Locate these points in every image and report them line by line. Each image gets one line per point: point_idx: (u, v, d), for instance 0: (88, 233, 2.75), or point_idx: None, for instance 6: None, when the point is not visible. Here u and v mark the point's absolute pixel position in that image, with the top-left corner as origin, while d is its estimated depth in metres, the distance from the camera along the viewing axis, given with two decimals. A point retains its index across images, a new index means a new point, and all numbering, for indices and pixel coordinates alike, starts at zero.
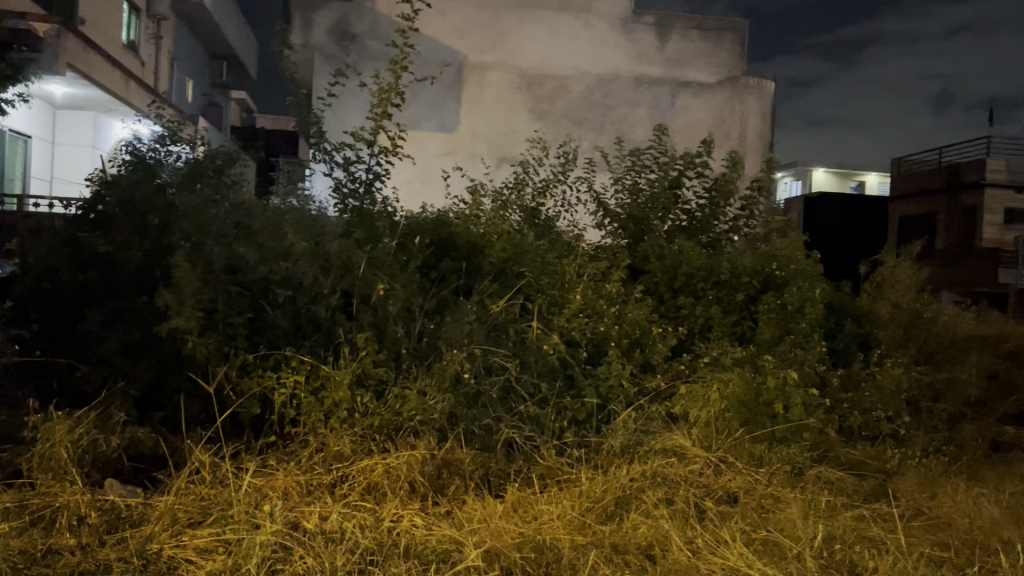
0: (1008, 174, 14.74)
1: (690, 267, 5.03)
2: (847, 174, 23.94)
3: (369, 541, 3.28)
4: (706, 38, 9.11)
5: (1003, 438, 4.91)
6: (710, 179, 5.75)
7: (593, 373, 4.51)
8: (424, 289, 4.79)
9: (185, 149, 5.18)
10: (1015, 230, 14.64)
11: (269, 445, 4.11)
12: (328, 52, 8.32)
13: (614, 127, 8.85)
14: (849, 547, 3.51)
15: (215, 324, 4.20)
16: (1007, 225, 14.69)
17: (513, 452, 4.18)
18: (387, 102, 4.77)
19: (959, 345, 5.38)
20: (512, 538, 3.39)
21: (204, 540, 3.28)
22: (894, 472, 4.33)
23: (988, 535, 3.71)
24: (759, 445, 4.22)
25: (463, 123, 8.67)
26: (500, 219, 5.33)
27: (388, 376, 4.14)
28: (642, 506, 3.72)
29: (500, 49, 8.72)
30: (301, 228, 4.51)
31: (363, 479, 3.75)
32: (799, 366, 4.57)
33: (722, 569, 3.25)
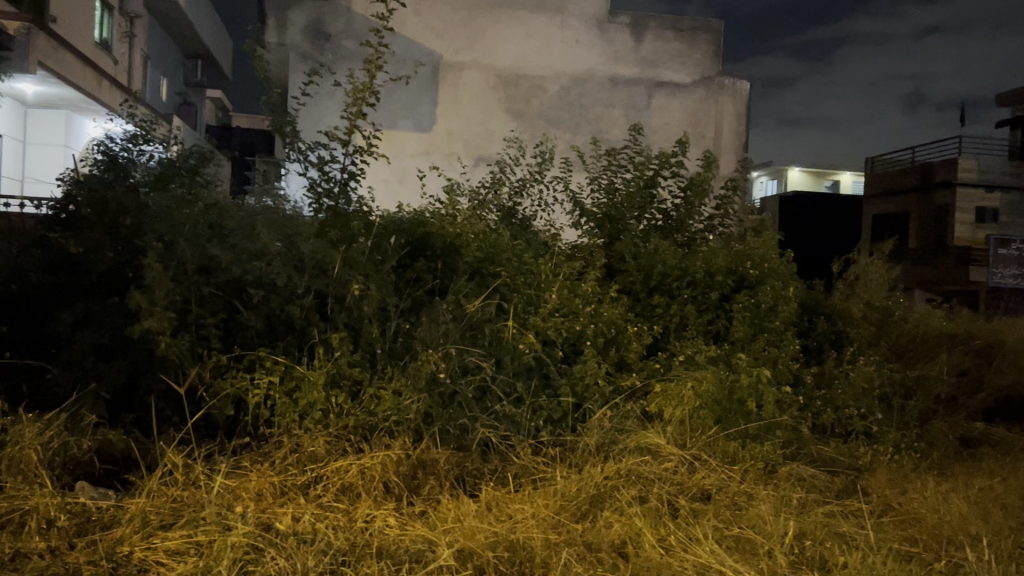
0: (978, 174, 14.76)
1: (664, 267, 5.06)
2: (822, 173, 24.14)
3: (341, 541, 3.29)
4: (681, 39, 9.13)
5: (973, 434, 4.98)
6: (685, 178, 5.75)
7: (569, 372, 4.53)
8: (399, 289, 4.78)
9: (158, 149, 5.11)
10: (987, 228, 14.74)
11: (243, 445, 4.13)
12: (303, 51, 8.30)
13: (589, 127, 8.89)
14: (819, 544, 3.56)
15: (189, 325, 4.19)
16: (979, 224, 14.78)
17: (489, 451, 4.19)
18: (362, 102, 4.75)
19: (928, 343, 5.53)
20: (486, 538, 3.39)
21: (175, 542, 3.27)
22: (866, 468, 4.39)
23: (955, 529, 3.77)
24: (733, 443, 4.25)
25: (439, 122, 8.66)
26: (478, 219, 5.33)
27: (363, 376, 4.15)
28: (616, 504, 3.76)
29: (476, 49, 8.72)
30: (275, 227, 4.46)
31: (337, 480, 3.77)
32: (772, 364, 4.62)
33: (695, 568, 3.28)
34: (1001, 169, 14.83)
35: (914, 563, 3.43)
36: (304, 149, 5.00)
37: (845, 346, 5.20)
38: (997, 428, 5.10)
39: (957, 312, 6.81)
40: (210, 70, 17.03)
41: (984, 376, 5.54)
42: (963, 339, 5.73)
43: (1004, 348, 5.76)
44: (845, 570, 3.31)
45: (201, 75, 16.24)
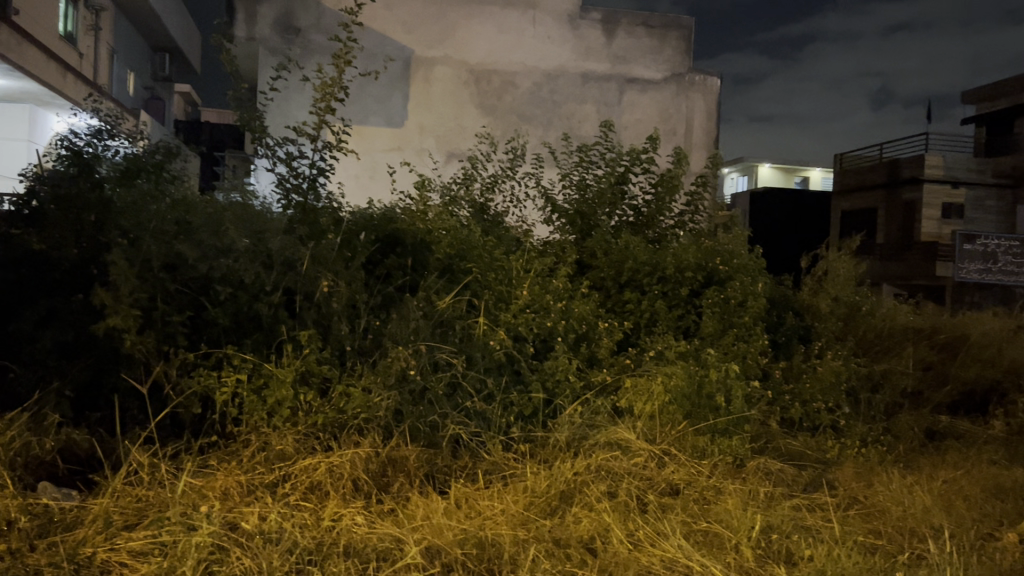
0: (944, 170, 14.99)
1: (636, 262, 5.05)
2: (791, 169, 24.39)
3: (308, 541, 3.27)
4: (652, 35, 9.07)
5: (938, 427, 5.04)
6: (656, 174, 5.74)
7: (539, 368, 4.53)
8: (369, 286, 4.75)
9: (124, 144, 5.05)
10: (953, 225, 15.10)
11: (210, 444, 4.11)
12: (273, 46, 8.13)
13: (561, 123, 8.82)
14: (784, 538, 3.60)
15: (154, 322, 4.15)
16: (945, 220, 15.09)
17: (460, 448, 4.19)
18: (331, 97, 4.71)
19: (887, 340, 5.57)
20: (454, 535, 3.40)
21: (139, 543, 3.24)
22: (833, 462, 4.43)
23: (919, 521, 3.83)
24: (702, 437, 4.28)
25: (410, 118, 8.50)
26: (449, 215, 5.29)
27: (332, 373, 4.14)
28: (585, 500, 3.78)
29: (447, 44, 8.55)
30: (242, 223, 4.39)
31: (305, 478, 3.75)
32: (740, 359, 4.67)
33: (662, 562, 3.31)
34: (967, 165, 15.06)
35: (878, 556, 3.48)
36: (273, 143, 4.92)
37: (813, 340, 5.23)
38: (961, 421, 5.17)
39: (924, 307, 6.90)
40: (177, 64, 16.84)
41: (947, 370, 5.63)
42: (923, 335, 5.86)
43: (969, 341, 5.87)
44: (810, 563, 3.35)
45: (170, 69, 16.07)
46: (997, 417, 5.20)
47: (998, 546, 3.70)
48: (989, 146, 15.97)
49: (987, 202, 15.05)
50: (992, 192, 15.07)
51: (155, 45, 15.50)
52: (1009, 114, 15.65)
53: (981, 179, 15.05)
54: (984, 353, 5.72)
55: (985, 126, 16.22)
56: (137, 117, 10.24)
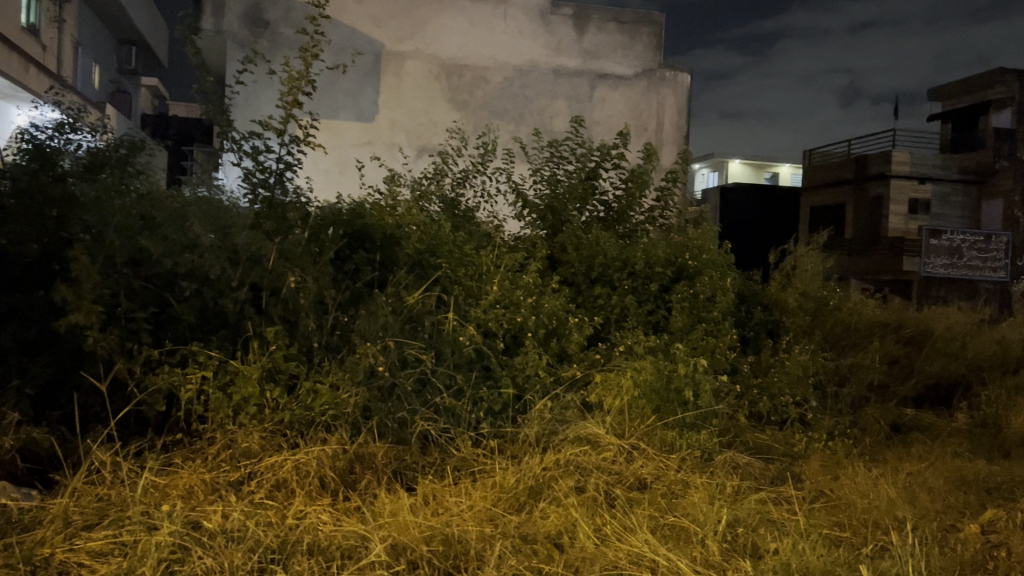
0: (911, 166, 15.15)
1: (606, 258, 5.09)
2: (761, 165, 24.66)
3: (271, 539, 3.24)
4: (622, 31, 8.99)
5: (903, 421, 5.10)
6: (626, 170, 5.75)
7: (509, 364, 4.53)
8: (337, 281, 4.71)
9: (86, 138, 4.91)
10: (919, 220, 15.22)
11: (175, 442, 4.08)
12: (241, 39, 7.96)
13: (532, 118, 8.71)
14: (750, 531, 3.63)
15: (117, 319, 4.10)
16: (911, 216, 15.23)
17: (429, 444, 4.18)
18: (298, 91, 4.67)
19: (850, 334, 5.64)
20: (420, 532, 3.38)
21: (98, 543, 3.20)
22: (799, 455, 4.49)
23: (883, 513, 3.87)
24: (671, 432, 4.30)
25: (381, 113, 8.39)
26: (419, 210, 5.28)
27: (299, 370, 4.11)
28: (553, 495, 3.79)
29: (417, 38, 8.45)
30: (207, 218, 4.33)
31: (271, 475, 3.74)
32: (710, 354, 4.69)
33: (629, 557, 3.32)
34: (933, 162, 15.28)
35: (843, 548, 3.52)
36: (239, 137, 4.86)
37: (781, 335, 5.26)
38: (926, 414, 5.25)
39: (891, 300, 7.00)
40: (144, 57, 16.59)
41: (913, 363, 5.73)
42: (890, 330, 5.98)
43: (932, 336, 5.99)
44: (775, 556, 3.38)
45: (137, 63, 15.81)
46: (961, 411, 5.27)
47: (960, 538, 3.77)
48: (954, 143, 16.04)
49: (954, 198, 15.34)
50: (957, 188, 15.35)
51: (121, 36, 15.24)
52: (970, 111, 15.66)
53: (946, 175, 15.30)
54: (949, 347, 5.80)
55: (949, 123, 16.31)
56: (100, 109, 10.10)
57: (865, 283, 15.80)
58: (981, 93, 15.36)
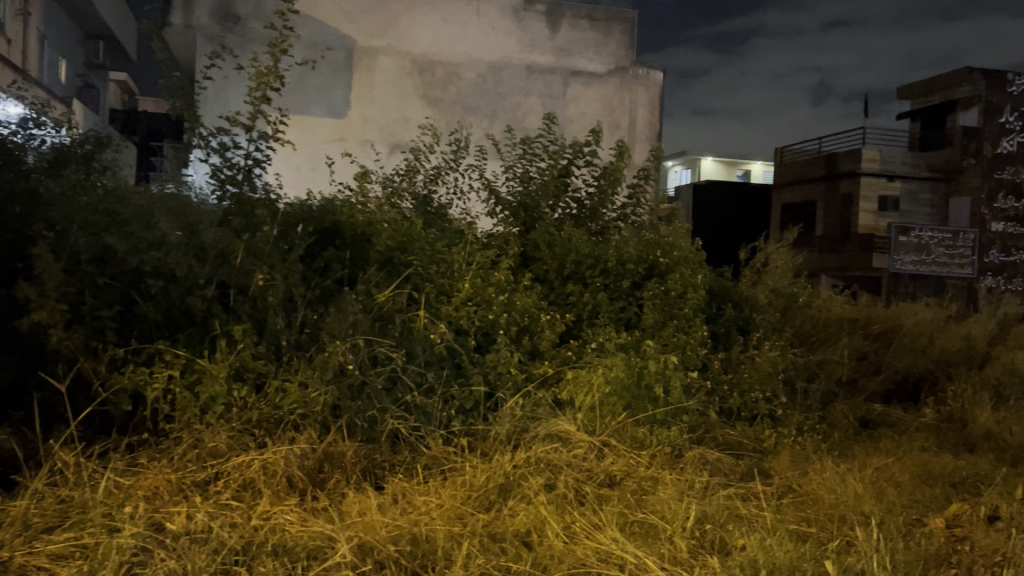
0: (881, 164, 14.73)
1: (578, 255, 5.09)
2: (734, 163, 24.84)
3: (235, 541, 3.21)
4: (596, 28, 8.91)
5: (872, 416, 5.16)
6: (598, 167, 5.76)
7: (481, 361, 4.52)
8: (307, 279, 4.68)
9: (49, 133, 4.78)
10: (889, 217, 14.82)
11: (141, 442, 4.04)
12: (211, 34, 7.76)
13: (505, 115, 8.58)
14: (719, 528, 3.66)
15: (82, 318, 4.05)
16: (881, 213, 14.83)
17: (399, 443, 4.17)
18: (266, 86, 4.62)
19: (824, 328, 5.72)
20: (387, 531, 3.37)
21: (58, 546, 3.16)
22: (769, 451, 4.52)
23: (850, 509, 3.91)
24: (641, 429, 4.32)
25: (353, 109, 8.15)
26: (391, 207, 5.23)
27: (268, 368, 4.08)
28: (523, 493, 3.79)
29: (390, 34, 8.27)
30: (174, 215, 4.27)
31: (239, 475, 3.71)
32: (681, 350, 4.71)
33: (597, 555, 3.34)
34: (904, 160, 14.81)
35: (809, 544, 3.55)
36: (207, 133, 4.81)
37: (751, 331, 5.30)
38: (894, 410, 5.32)
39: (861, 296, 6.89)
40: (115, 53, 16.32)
41: (881, 359, 5.80)
42: (861, 325, 6.03)
43: (900, 331, 6.05)
44: (742, 552, 3.41)
45: (106, 58, 15.51)
46: (928, 406, 5.35)
47: (925, 532, 3.81)
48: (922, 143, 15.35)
49: (922, 194, 14.74)
50: (926, 185, 14.77)
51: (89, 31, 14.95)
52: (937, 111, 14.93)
53: (917, 173, 14.79)
54: (916, 342, 5.87)
55: (920, 119, 15.47)
56: (66, 103, 9.96)
57: (839, 280, 15.13)
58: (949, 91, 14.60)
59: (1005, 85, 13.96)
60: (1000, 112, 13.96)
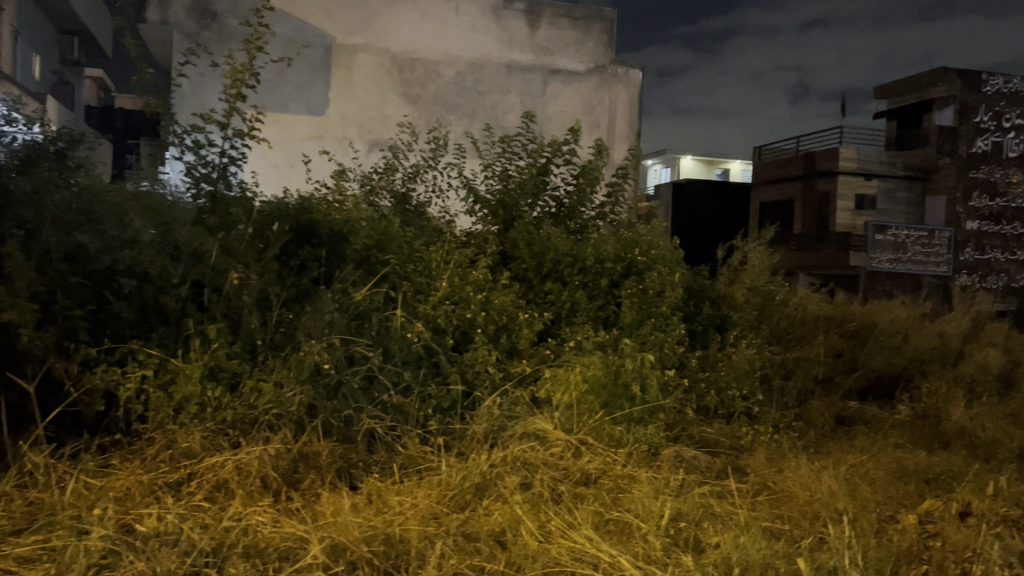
0: (857, 162, 14.21)
1: (556, 254, 5.09)
2: (712, 161, 24.99)
3: (205, 543, 3.17)
4: (575, 27, 8.80)
5: (848, 413, 5.23)
6: (577, 166, 5.77)
7: (459, 360, 4.50)
8: (282, 277, 4.66)
9: (21, 130, 4.65)
10: (867, 216, 14.21)
11: (114, 443, 4.01)
12: (188, 30, 7.58)
13: (484, 113, 8.44)
14: (694, 526, 3.66)
15: (54, 317, 4.01)
16: (858, 211, 14.24)
17: (376, 442, 4.16)
18: (241, 83, 4.58)
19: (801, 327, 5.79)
20: (361, 531, 3.34)
21: (25, 549, 3.11)
22: (745, 449, 4.55)
23: (824, 506, 3.93)
24: (619, 428, 4.33)
25: (332, 107, 8.04)
26: (368, 205, 5.20)
27: (242, 368, 4.05)
28: (498, 492, 3.79)
29: (369, 32, 8.12)
30: (147, 211, 4.23)
31: (212, 476, 3.68)
32: (658, 349, 4.70)
33: (569, 553, 3.35)
34: (880, 158, 14.25)
35: (783, 542, 3.57)
36: (182, 131, 4.75)
37: (728, 329, 5.33)
38: (869, 407, 5.36)
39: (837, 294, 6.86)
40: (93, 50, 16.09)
41: (857, 357, 5.86)
42: (838, 324, 6.08)
43: (876, 329, 6.11)
44: (717, 550, 3.41)
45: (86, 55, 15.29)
46: (902, 403, 5.41)
47: (898, 528, 3.82)
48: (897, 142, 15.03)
49: (899, 194, 14.14)
50: (902, 184, 14.14)
51: None
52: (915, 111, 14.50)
53: (891, 172, 14.15)
54: (892, 340, 5.93)
55: (897, 120, 15.03)
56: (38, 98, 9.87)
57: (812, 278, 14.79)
58: (926, 91, 14.08)
59: (980, 84, 13.36)
60: (975, 113, 13.36)
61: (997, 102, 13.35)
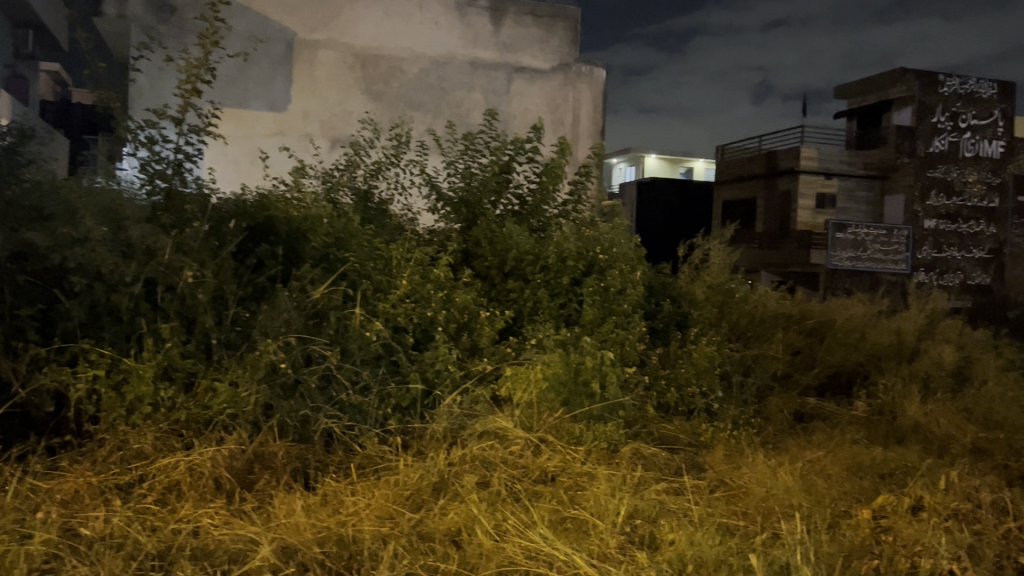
0: (819, 161, 14.58)
1: (519, 252, 5.05)
2: (676, 160, 25.27)
3: (153, 547, 3.11)
4: (539, 25, 8.77)
5: (806, 409, 5.30)
6: (540, 164, 5.76)
7: (419, 359, 4.48)
8: (239, 275, 4.59)
9: None
10: (826, 214, 14.58)
11: (66, 444, 3.93)
12: (145, 25, 7.37)
13: (448, 110, 8.38)
14: (649, 522, 3.67)
15: (2, 316, 3.92)
16: (818, 210, 14.57)
17: (333, 442, 4.13)
18: (196, 79, 4.49)
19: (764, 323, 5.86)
20: (313, 533, 3.31)
21: None
22: (704, 446, 4.59)
23: (779, 502, 3.96)
24: (578, 425, 4.35)
25: (294, 103, 7.95)
26: (328, 203, 5.15)
27: (197, 368, 3.98)
28: (455, 491, 3.77)
29: (331, 27, 8.03)
30: (97, 208, 4.13)
31: (164, 477, 3.62)
32: (620, 346, 4.72)
33: (524, 552, 3.34)
34: (841, 158, 14.67)
35: (736, 537, 3.61)
36: (137, 125, 4.66)
37: (689, 327, 5.37)
38: (828, 404, 5.44)
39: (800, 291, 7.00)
40: None
41: (815, 354, 5.96)
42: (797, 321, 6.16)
43: (834, 326, 6.22)
44: (672, 546, 3.42)
45: None
46: (859, 399, 5.51)
47: (851, 523, 3.87)
48: (859, 141, 15.26)
49: (859, 192, 14.60)
50: (861, 183, 14.65)
51: None
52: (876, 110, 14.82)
53: (851, 170, 14.66)
54: (849, 338, 6.04)
55: (857, 119, 15.45)
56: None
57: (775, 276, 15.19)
58: (885, 91, 14.48)
59: (937, 85, 13.86)
60: (933, 113, 13.82)
61: (953, 104, 13.95)
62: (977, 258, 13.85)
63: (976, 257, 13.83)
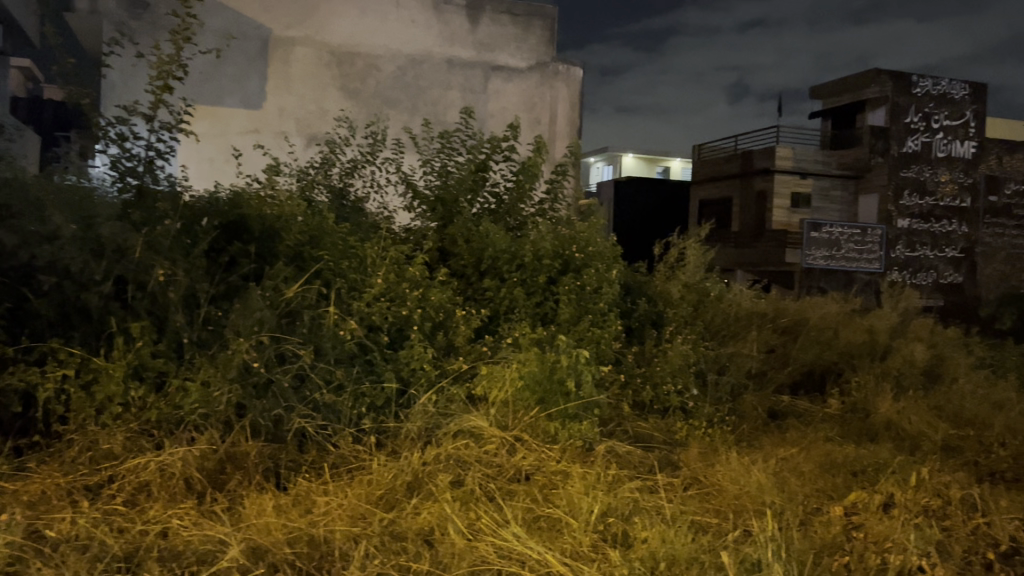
0: (793, 161, 14.75)
1: (494, 250, 5.05)
2: (652, 160, 25.40)
3: (120, 549, 3.07)
4: (516, 23, 8.74)
5: (780, 407, 5.34)
6: (516, 163, 5.76)
7: (394, 358, 4.47)
8: (211, 273, 4.55)
9: None
10: (800, 214, 14.81)
11: (34, 445, 3.87)
12: (117, 20, 7.28)
13: (425, 109, 8.36)
14: (622, 520, 3.67)
15: None
16: (793, 210, 14.81)
17: (306, 442, 4.09)
18: (168, 75, 4.44)
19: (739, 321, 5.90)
20: (283, 533, 3.28)
21: None
22: (678, 443, 4.62)
23: (750, 499, 3.99)
24: (553, 423, 4.35)
25: (269, 100, 7.89)
26: (303, 201, 5.12)
27: (168, 367, 3.93)
28: (428, 490, 3.77)
29: (307, 24, 7.98)
30: (66, 205, 4.05)
31: (134, 478, 3.58)
32: (595, 345, 4.74)
33: (496, 552, 3.33)
34: (814, 157, 14.91)
35: (709, 534, 3.62)
36: (108, 121, 4.62)
37: (664, 325, 5.39)
38: (801, 402, 5.49)
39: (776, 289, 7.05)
40: None
41: (788, 353, 6.01)
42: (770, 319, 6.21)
43: (807, 324, 6.27)
44: (644, 544, 3.43)
45: None
46: (832, 396, 5.56)
47: (822, 520, 3.89)
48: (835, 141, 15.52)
49: (833, 191, 14.92)
50: (837, 183, 14.94)
51: None
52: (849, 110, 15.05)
53: (825, 170, 14.93)
54: (823, 336, 6.09)
55: (831, 119, 15.75)
56: None
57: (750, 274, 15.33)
58: (858, 91, 14.73)
59: (910, 86, 14.00)
60: (907, 113, 13.98)
61: (925, 104, 14.15)
62: (950, 257, 13.94)
63: (948, 256, 13.93)
